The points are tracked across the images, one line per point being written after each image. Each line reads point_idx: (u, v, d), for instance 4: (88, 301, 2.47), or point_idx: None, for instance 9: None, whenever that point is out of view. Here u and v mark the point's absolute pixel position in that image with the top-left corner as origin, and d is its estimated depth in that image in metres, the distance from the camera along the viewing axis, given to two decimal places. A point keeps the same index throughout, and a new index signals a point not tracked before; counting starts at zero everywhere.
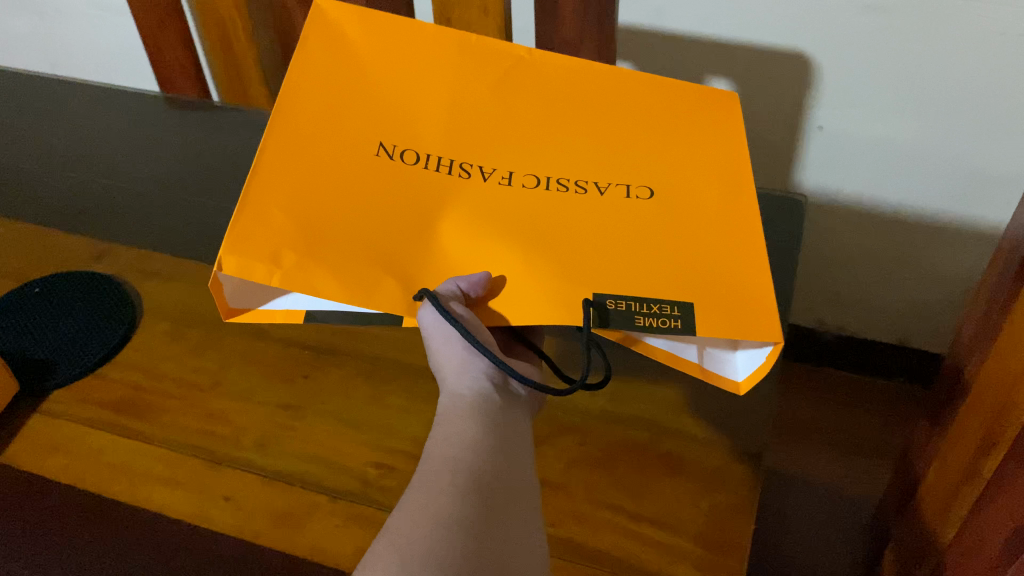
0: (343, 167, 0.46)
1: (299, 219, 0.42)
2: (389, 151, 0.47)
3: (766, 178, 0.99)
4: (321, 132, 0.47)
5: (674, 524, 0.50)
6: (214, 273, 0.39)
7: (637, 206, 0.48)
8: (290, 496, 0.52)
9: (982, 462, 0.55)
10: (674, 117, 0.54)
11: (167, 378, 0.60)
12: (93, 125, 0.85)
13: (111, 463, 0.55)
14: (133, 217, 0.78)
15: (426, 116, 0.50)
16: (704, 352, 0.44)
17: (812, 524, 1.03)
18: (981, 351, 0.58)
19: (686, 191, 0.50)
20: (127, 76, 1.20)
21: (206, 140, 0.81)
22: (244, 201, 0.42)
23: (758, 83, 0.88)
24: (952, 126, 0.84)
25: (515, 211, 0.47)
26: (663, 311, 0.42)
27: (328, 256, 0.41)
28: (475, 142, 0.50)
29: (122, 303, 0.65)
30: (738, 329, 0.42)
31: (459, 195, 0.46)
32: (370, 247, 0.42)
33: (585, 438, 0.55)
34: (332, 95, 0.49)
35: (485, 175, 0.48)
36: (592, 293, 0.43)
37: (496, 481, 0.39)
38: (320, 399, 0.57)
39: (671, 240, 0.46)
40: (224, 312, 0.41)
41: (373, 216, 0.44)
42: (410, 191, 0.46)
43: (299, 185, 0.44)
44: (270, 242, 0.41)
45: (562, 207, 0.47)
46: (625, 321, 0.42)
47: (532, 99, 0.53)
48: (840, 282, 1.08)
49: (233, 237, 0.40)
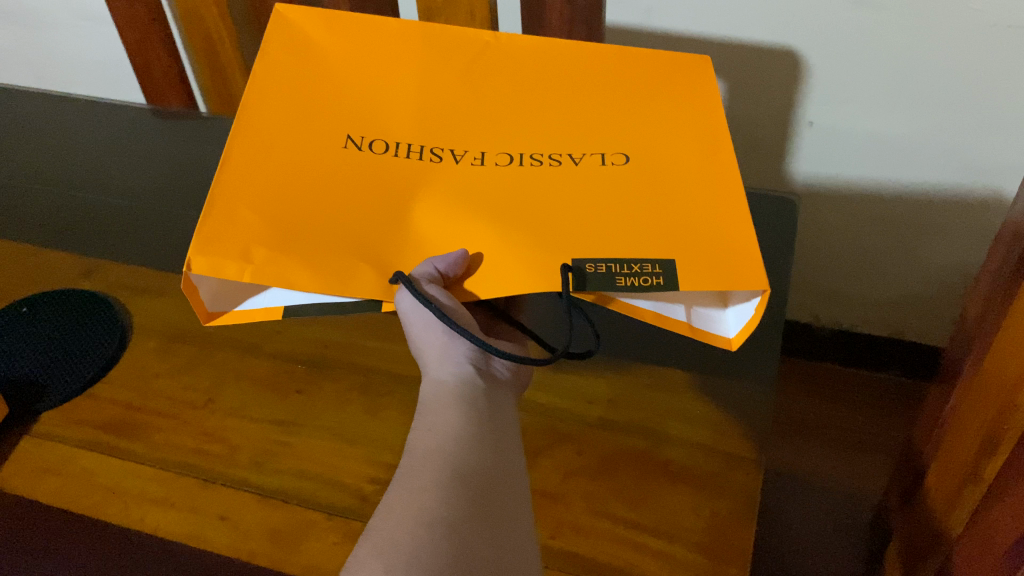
0: (318, 170, 0.49)
1: (268, 217, 0.46)
2: (359, 143, 0.51)
3: (757, 175, 0.99)
4: (291, 135, 0.51)
5: (674, 533, 0.49)
6: (186, 273, 0.43)
7: (610, 170, 0.50)
8: (286, 515, 0.51)
9: (983, 464, 0.55)
10: (659, 106, 0.55)
11: (159, 397, 0.59)
12: (77, 139, 0.87)
13: (104, 485, 0.54)
14: (122, 231, 0.77)
15: (397, 112, 0.54)
16: (693, 312, 0.45)
17: (813, 522, 1.03)
18: (982, 351, 0.58)
19: (657, 158, 0.51)
20: (112, 86, 1.18)
21: (194, 148, 0.84)
22: (214, 205, 0.45)
23: (747, 81, 0.88)
24: (945, 119, 0.84)
25: (486, 188, 0.49)
26: (643, 270, 0.44)
27: (297, 250, 0.44)
28: (446, 127, 0.53)
29: (111, 320, 0.65)
30: (722, 280, 0.43)
31: (429, 177, 0.49)
32: (341, 236, 0.45)
33: (583, 447, 0.54)
34: (302, 96, 0.54)
35: (457, 157, 0.51)
36: (571, 259, 0.44)
37: (479, 472, 0.39)
38: (314, 413, 0.57)
39: (637, 204, 0.48)
40: (206, 315, 0.45)
41: (345, 210, 0.47)
42: (382, 178, 0.49)
43: (271, 185, 0.48)
44: (242, 240, 0.44)
45: (533, 180, 0.50)
46: (605, 282, 0.43)
47: (504, 80, 0.57)
48: (835, 276, 1.08)
49: (205, 238, 0.44)
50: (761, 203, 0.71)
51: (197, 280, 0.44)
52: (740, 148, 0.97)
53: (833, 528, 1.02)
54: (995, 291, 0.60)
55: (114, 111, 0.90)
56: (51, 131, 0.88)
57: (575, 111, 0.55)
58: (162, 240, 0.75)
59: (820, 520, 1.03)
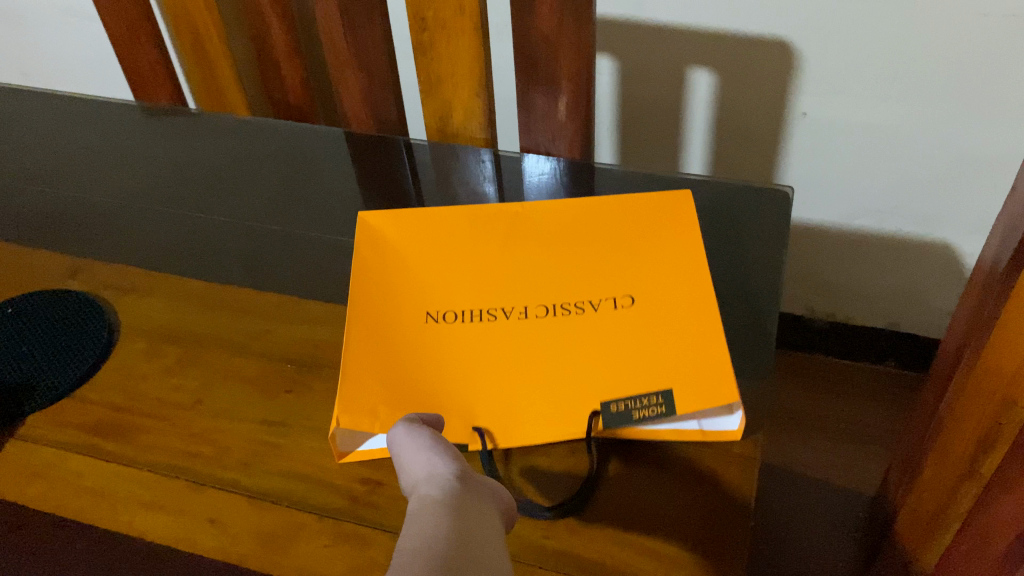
0: (395, 326, 0.55)
1: (386, 382, 0.52)
2: (436, 316, 0.56)
3: (748, 167, 1.00)
4: (377, 308, 0.56)
5: (671, 531, 0.47)
6: (333, 428, 0.50)
7: (625, 313, 0.55)
8: (277, 516, 0.50)
9: (979, 461, 0.56)
10: (672, 221, 0.61)
11: (147, 398, 0.58)
12: (78, 138, 0.89)
13: (91, 489, 0.53)
14: (111, 225, 0.77)
15: (454, 273, 0.59)
16: (703, 422, 0.52)
17: (810, 517, 1.02)
18: (976, 346, 0.58)
19: (667, 286, 0.57)
20: (101, 86, 1.18)
21: (197, 150, 0.88)
22: (344, 378, 0.52)
23: (739, 72, 0.90)
24: (939, 108, 0.86)
25: (534, 351, 0.54)
26: (650, 400, 0.51)
27: (409, 403, 0.51)
28: (500, 282, 0.58)
29: (98, 321, 0.64)
30: (715, 395, 0.50)
31: (493, 341, 0.54)
32: (426, 375, 0.53)
33: (575, 444, 0.53)
34: (378, 251, 0.60)
35: (509, 314, 0.56)
36: (598, 404, 0.51)
37: (481, 530, 0.35)
38: (305, 414, 0.56)
39: (663, 344, 0.53)
40: (339, 455, 0.52)
41: (429, 352, 0.54)
42: (457, 353, 0.54)
43: (373, 359, 0.53)
44: (369, 400, 0.51)
45: (569, 332, 0.55)
46: (623, 420, 0.50)
47: (534, 240, 0.61)
48: (829, 267, 1.09)
49: (344, 405, 0.51)
50: (754, 195, 0.71)
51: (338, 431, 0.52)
52: (733, 141, 0.98)
53: (831, 522, 1.00)
54: (989, 285, 0.60)
55: (104, 111, 0.92)
56: (50, 130, 0.90)
57: (590, 217, 0.63)
58: (151, 237, 0.75)
59: (816, 516, 1.02)
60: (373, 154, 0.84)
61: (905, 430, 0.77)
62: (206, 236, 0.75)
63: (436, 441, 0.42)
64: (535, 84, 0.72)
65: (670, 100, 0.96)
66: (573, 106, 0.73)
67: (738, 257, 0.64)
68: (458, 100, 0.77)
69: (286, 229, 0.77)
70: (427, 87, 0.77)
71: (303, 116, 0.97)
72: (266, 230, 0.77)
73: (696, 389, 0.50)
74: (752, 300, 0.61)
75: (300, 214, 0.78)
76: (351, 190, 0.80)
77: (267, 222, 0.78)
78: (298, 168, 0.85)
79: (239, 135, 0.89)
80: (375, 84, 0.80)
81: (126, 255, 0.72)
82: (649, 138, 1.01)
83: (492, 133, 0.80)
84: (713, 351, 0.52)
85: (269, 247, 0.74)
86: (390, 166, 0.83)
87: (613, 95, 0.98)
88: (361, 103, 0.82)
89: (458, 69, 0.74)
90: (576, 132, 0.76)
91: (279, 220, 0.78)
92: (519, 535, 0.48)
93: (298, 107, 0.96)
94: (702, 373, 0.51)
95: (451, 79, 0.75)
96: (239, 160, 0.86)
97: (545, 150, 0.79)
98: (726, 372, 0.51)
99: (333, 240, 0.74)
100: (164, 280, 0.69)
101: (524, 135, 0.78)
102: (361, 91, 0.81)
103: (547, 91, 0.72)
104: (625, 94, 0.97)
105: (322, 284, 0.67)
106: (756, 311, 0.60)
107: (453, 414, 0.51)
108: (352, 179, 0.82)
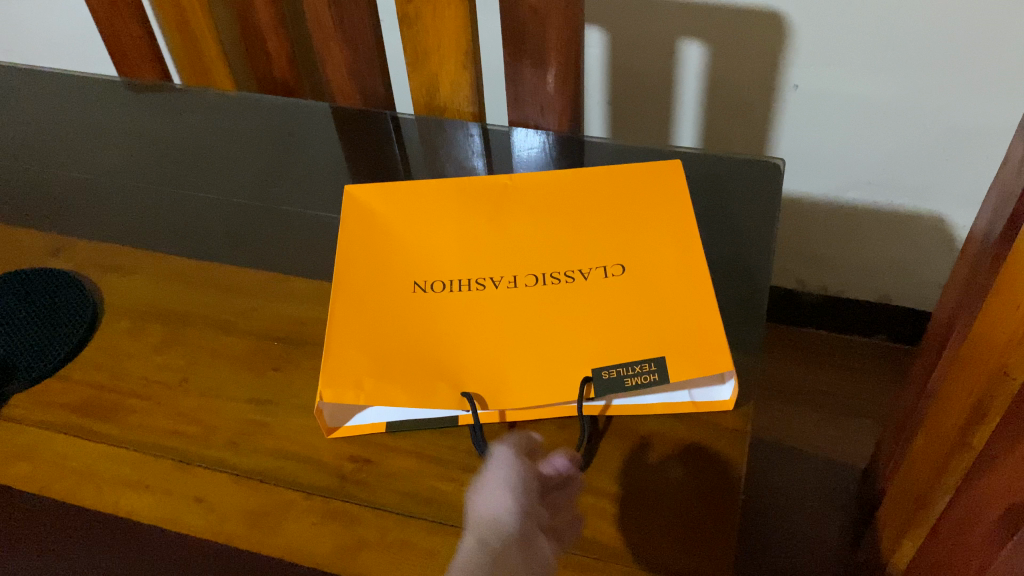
0: (381, 299, 0.55)
1: (373, 354, 0.51)
2: (423, 287, 0.56)
3: (740, 140, 0.99)
4: (365, 280, 0.56)
5: (659, 507, 0.47)
6: (317, 403, 0.50)
7: (615, 283, 0.55)
8: (263, 495, 0.50)
9: (971, 433, 0.55)
10: (654, 186, 0.61)
11: (133, 377, 0.58)
12: (60, 114, 0.88)
13: (76, 469, 0.52)
14: (92, 202, 0.75)
15: (439, 243, 0.58)
16: (695, 393, 0.52)
17: (801, 492, 1.01)
18: (969, 316, 0.58)
19: (657, 257, 0.56)
20: (83, 62, 1.16)
21: (181, 124, 0.87)
22: (328, 350, 0.51)
23: (730, 43, 0.89)
24: (933, 80, 0.85)
25: (522, 322, 0.53)
26: (642, 368, 0.50)
27: (396, 373, 0.50)
28: (486, 251, 0.58)
29: (81, 299, 0.63)
30: (706, 368, 0.49)
31: (479, 310, 0.54)
32: (414, 343, 0.52)
33: (565, 420, 0.52)
34: (363, 219, 0.60)
35: (497, 284, 0.56)
36: (590, 370, 0.51)
37: None
38: (291, 391, 0.56)
39: (652, 312, 0.53)
40: (327, 431, 0.52)
41: (416, 320, 0.53)
42: (442, 322, 0.53)
43: (363, 330, 0.53)
44: (354, 372, 0.50)
45: (558, 302, 0.54)
46: (616, 387, 0.50)
47: (524, 212, 0.60)
48: (821, 241, 1.09)
49: (327, 377, 0.50)
50: (745, 168, 0.71)
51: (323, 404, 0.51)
52: (725, 114, 0.97)
53: (822, 497, 1.00)
54: (982, 257, 0.60)
55: (86, 88, 0.91)
56: (31, 108, 0.89)
57: (574, 187, 0.62)
58: (135, 214, 0.74)
59: (807, 490, 1.02)
60: (361, 129, 0.83)
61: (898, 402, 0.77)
62: (192, 214, 0.74)
63: (523, 478, 0.41)
64: (523, 56, 0.71)
65: (660, 73, 0.95)
66: (563, 78, 0.72)
67: (729, 229, 0.64)
68: (445, 73, 0.76)
69: (273, 206, 0.76)
70: (413, 60, 0.75)
71: (289, 90, 0.95)
72: (253, 207, 0.76)
73: (689, 357, 0.50)
74: (744, 272, 0.60)
75: (287, 191, 0.77)
76: (338, 164, 0.80)
77: (253, 199, 0.77)
78: (283, 143, 0.84)
79: (222, 112, 0.88)
80: (360, 58, 0.79)
81: (109, 232, 0.71)
82: (638, 110, 1.00)
83: (479, 106, 0.79)
84: (702, 317, 0.52)
85: (255, 224, 0.73)
86: (378, 140, 0.82)
87: (603, 68, 0.96)
88: (347, 77, 0.81)
89: (445, 41, 0.72)
90: (565, 105, 0.75)
91: (266, 197, 0.77)
92: None
93: (284, 82, 0.94)
94: (691, 341, 0.51)
95: (438, 51, 0.74)
96: (225, 137, 0.85)
97: (534, 124, 0.78)
98: (717, 338, 0.51)
99: (319, 216, 0.73)
100: (147, 257, 0.68)
101: (512, 109, 0.77)
102: (347, 64, 0.80)
103: (534, 63, 0.71)
104: (615, 69, 0.96)
105: (309, 261, 0.67)
106: (747, 280, 0.60)
107: (443, 379, 0.50)
108: (339, 154, 0.81)
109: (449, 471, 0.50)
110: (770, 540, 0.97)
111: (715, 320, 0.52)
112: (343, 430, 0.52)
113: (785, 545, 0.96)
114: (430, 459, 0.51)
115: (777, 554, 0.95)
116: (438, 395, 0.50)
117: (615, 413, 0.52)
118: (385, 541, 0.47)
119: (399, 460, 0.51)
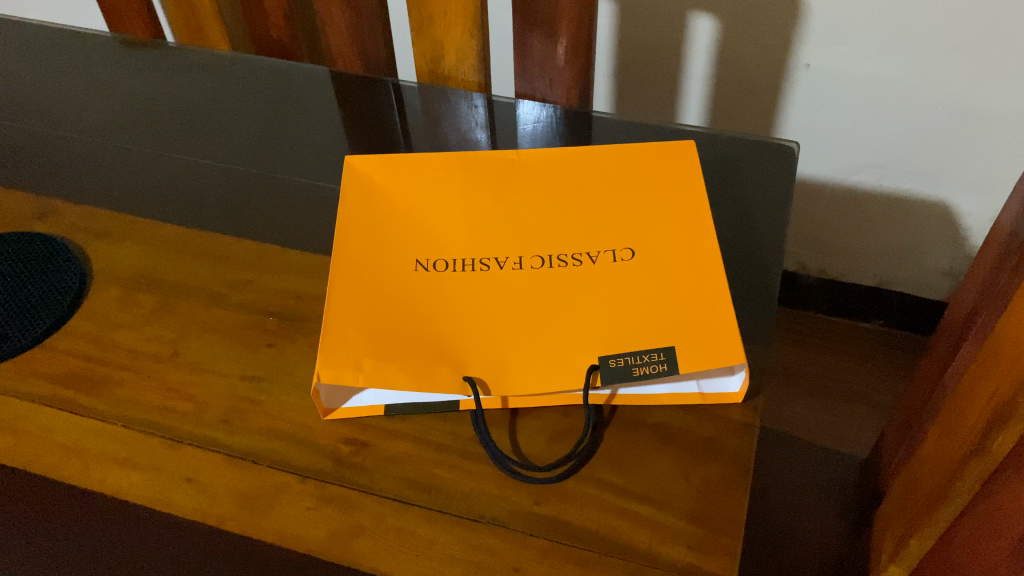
0: (381, 277, 0.53)
1: (373, 334, 0.49)
2: (426, 266, 0.54)
3: (748, 120, 0.98)
4: (366, 256, 0.53)
5: (665, 501, 0.45)
6: (314, 383, 0.48)
7: (623, 268, 0.53)
8: (256, 477, 0.48)
9: (992, 437, 0.53)
10: (664, 171, 0.59)
11: (121, 349, 0.56)
12: (50, 72, 0.85)
13: (61, 443, 0.50)
14: (80, 166, 0.72)
15: (444, 222, 0.56)
16: (704, 383, 0.50)
17: (800, 476, 1.00)
18: (996, 314, 0.57)
19: (666, 245, 0.54)
20: (74, 15, 1.12)
21: (176, 84, 0.84)
22: (327, 328, 0.49)
23: (742, 21, 0.87)
24: (950, 61, 0.83)
25: (527, 305, 0.51)
26: (651, 358, 0.48)
27: (396, 355, 0.49)
28: (493, 232, 0.56)
29: (68, 266, 0.61)
30: (717, 360, 0.48)
31: (484, 291, 0.52)
32: (414, 325, 0.50)
33: (569, 408, 0.50)
34: (364, 195, 0.57)
35: (502, 264, 0.54)
36: (598, 358, 0.49)
37: None
38: (285, 368, 0.54)
39: (660, 300, 0.51)
40: (323, 412, 0.50)
41: (417, 300, 0.51)
42: (446, 302, 0.52)
43: (364, 308, 0.51)
44: (353, 352, 0.48)
45: (564, 286, 0.52)
46: (624, 377, 0.48)
47: (531, 190, 0.58)
48: (825, 223, 1.07)
49: (325, 355, 0.48)
50: (757, 150, 0.69)
51: (320, 384, 0.49)
52: (734, 94, 0.95)
53: (820, 485, 0.99)
54: (1014, 256, 0.59)
55: (78, 42, 0.88)
56: (18, 65, 0.86)
57: (583, 166, 0.60)
58: (126, 178, 0.71)
59: (806, 475, 1.01)
60: (362, 96, 0.81)
61: (913, 400, 0.75)
62: (184, 180, 0.72)
63: None
64: (532, 26, 0.68)
65: (668, 49, 0.93)
66: (573, 50, 0.69)
67: (741, 215, 0.62)
68: (451, 40, 0.73)
69: (268, 173, 0.74)
70: (417, 26, 0.72)
71: (286, 53, 0.92)
72: (248, 175, 0.74)
73: (700, 348, 0.48)
74: (754, 260, 0.59)
75: (283, 158, 0.75)
76: (337, 133, 0.77)
77: (246, 165, 0.75)
78: (280, 106, 0.81)
79: (215, 72, 0.85)
80: (363, 22, 0.76)
81: (98, 194, 0.68)
82: (644, 85, 0.98)
83: (484, 76, 0.76)
84: (713, 306, 0.50)
85: (251, 194, 0.70)
86: (380, 109, 0.79)
87: (611, 39, 0.94)
88: (348, 41, 0.78)
89: (451, 8, 0.69)
90: (574, 79, 0.73)
91: (259, 164, 0.75)
92: (508, 502, 0.46)
93: (281, 43, 0.91)
94: (702, 330, 0.49)
95: (443, 18, 0.71)
96: (218, 100, 0.82)
97: (540, 96, 0.76)
98: (727, 329, 0.49)
99: (319, 188, 0.71)
100: (140, 223, 0.65)
101: (518, 80, 0.74)
102: (348, 28, 0.77)
103: (545, 33, 0.69)
104: (623, 40, 0.94)
105: (306, 234, 0.65)
106: (759, 269, 0.58)
107: (444, 362, 0.49)
108: (338, 123, 0.78)
109: (448, 458, 0.48)
110: (769, 530, 0.95)
111: (724, 309, 0.50)
112: (337, 411, 0.50)
113: (783, 533, 0.95)
114: (429, 444, 0.49)
115: (777, 540, 0.94)
116: (440, 378, 0.48)
117: (621, 402, 0.50)
118: (383, 529, 0.45)
119: (397, 445, 0.49)
